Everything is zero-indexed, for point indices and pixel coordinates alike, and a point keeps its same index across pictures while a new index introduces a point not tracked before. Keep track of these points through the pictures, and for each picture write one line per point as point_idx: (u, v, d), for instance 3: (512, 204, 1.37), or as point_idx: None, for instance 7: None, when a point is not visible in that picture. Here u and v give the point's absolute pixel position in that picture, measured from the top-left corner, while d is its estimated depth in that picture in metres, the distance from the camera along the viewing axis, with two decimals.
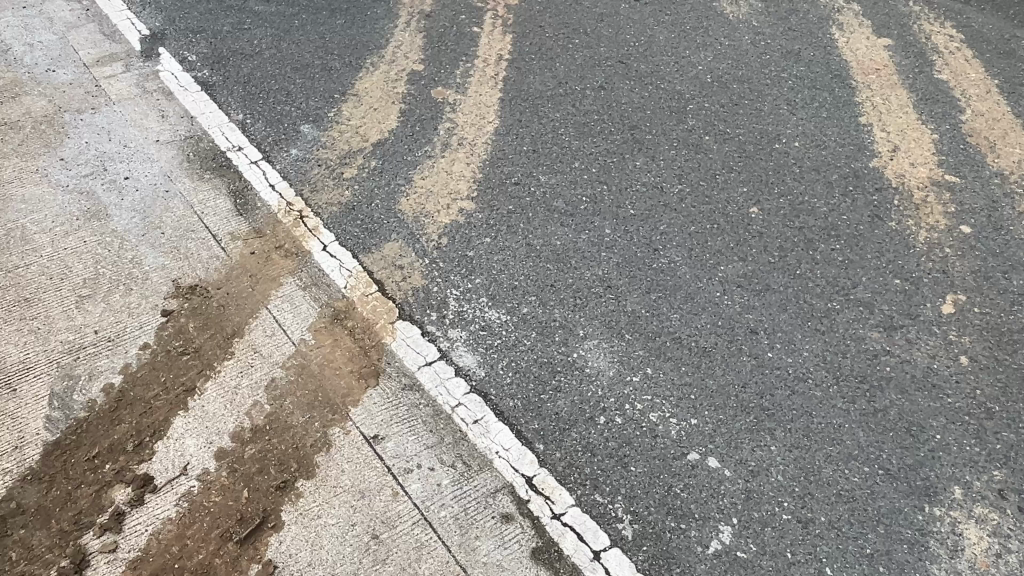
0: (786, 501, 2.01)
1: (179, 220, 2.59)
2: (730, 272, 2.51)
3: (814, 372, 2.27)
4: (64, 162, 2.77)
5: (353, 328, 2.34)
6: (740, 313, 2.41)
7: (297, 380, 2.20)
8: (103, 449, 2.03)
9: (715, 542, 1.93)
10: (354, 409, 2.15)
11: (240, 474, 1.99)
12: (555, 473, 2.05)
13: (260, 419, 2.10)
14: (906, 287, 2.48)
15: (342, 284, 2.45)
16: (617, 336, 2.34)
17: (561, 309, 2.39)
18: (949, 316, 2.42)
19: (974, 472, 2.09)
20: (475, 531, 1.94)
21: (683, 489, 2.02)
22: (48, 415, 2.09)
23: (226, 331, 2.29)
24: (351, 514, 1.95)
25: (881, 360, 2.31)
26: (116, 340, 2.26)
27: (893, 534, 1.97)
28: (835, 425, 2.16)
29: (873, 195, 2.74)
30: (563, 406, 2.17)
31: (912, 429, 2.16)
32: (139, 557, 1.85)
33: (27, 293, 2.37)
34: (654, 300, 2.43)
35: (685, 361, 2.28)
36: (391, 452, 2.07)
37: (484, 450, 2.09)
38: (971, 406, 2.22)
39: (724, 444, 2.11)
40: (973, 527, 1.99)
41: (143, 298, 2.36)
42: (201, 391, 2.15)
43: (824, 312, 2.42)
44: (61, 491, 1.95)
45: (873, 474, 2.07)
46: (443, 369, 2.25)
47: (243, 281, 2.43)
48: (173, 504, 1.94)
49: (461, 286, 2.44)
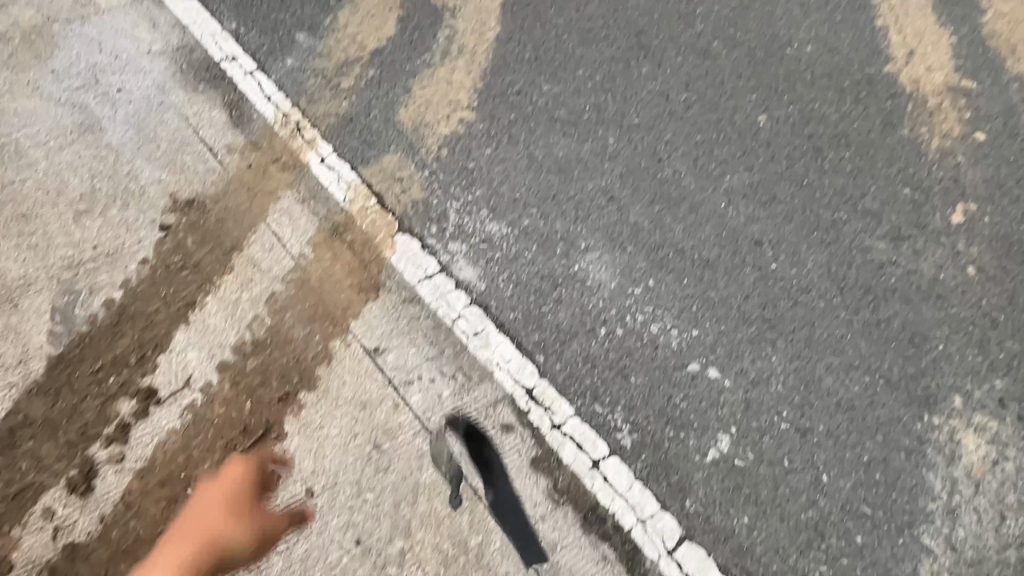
0: (785, 411, 2.02)
1: (174, 133, 2.54)
2: (736, 183, 2.46)
3: (817, 284, 2.25)
4: (56, 75, 2.67)
5: (353, 242, 2.31)
6: (745, 225, 2.37)
7: (298, 293, 2.18)
8: (106, 362, 2.04)
9: (714, 450, 1.97)
10: (355, 322, 2.14)
11: (242, 386, 2.02)
12: (555, 385, 2.05)
13: (260, 332, 2.10)
14: (915, 197, 2.43)
15: (341, 196, 2.40)
16: (619, 248, 2.31)
17: (563, 222, 2.35)
18: (959, 226, 2.38)
19: (975, 381, 2.08)
20: (475, 442, 1.98)
21: (683, 399, 2.03)
22: (52, 329, 2.10)
23: (224, 247, 2.26)
24: (353, 425, 1.98)
25: (887, 271, 2.28)
26: (115, 255, 2.24)
27: (891, 443, 1.98)
28: (837, 336, 2.15)
29: (885, 102, 2.61)
30: (563, 318, 2.17)
31: (915, 339, 2.15)
32: (146, 467, 1.92)
33: (25, 209, 2.35)
34: (658, 212, 2.39)
35: (687, 273, 2.26)
36: (391, 364, 2.07)
37: (486, 362, 2.09)
38: (975, 316, 2.20)
39: (724, 355, 2.11)
40: (971, 435, 2.00)
41: (140, 213, 2.33)
42: (201, 305, 2.14)
43: (830, 223, 2.38)
44: (67, 404, 1.98)
45: (874, 383, 2.07)
46: (443, 282, 2.22)
47: (241, 194, 2.39)
48: (177, 416, 1.98)
49: (461, 199, 2.39)
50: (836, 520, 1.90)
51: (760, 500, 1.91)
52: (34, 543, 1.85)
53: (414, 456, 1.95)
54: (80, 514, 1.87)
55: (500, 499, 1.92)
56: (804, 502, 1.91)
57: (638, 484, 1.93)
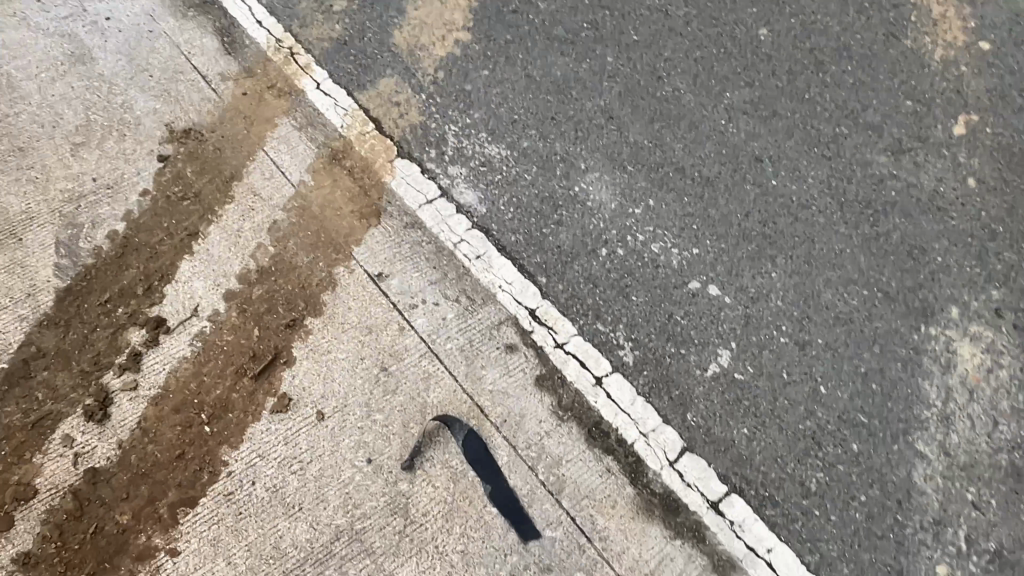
0: (784, 325, 2.04)
1: (166, 62, 2.50)
2: (736, 100, 2.44)
3: (817, 199, 2.25)
4: (42, 4, 2.63)
5: (352, 168, 2.30)
6: (745, 142, 2.36)
7: (299, 221, 2.19)
8: (114, 294, 2.04)
9: (714, 365, 1.98)
10: (357, 248, 2.15)
11: (249, 314, 2.02)
12: (558, 305, 2.08)
13: (264, 260, 2.11)
14: (917, 109, 2.41)
15: (338, 122, 2.40)
16: (620, 168, 2.31)
17: (562, 143, 2.35)
18: (960, 138, 2.36)
19: (972, 292, 2.11)
20: (480, 361, 1.99)
21: (684, 316, 2.06)
22: (57, 262, 2.09)
23: (224, 176, 2.26)
24: (360, 348, 1.99)
25: (887, 185, 2.28)
26: (116, 187, 2.24)
27: (888, 353, 2.01)
28: (836, 251, 2.17)
29: (889, 11, 2.59)
30: (564, 239, 2.18)
31: (914, 252, 2.17)
32: (160, 393, 1.91)
33: (21, 143, 2.33)
34: (658, 131, 2.38)
35: (688, 191, 2.26)
36: (395, 288, 2.09)
37: (488, 284, 2.12)
38: (974, 228, 2.21)
39: (724, 272, 2.13)
40: (967, 345, 2.03)
41: (137, 144, 2.32)
42: (204, 235, 2.15)
43: (831, 138, 2.37)
44: (78, 334, 1.98)
45: (873, 297, 2.10)
46: (444, 206, 2.24)
47: (238, 123, 2.37)
48: (187, 344, 1.97)
49: (460, 122, 2.39)
50: (833, 430, 1.90)
51: (759, 412, 1.92)
52: (56, 468, 1.81)
53: (420, 378, 1.96)
54: (99, 440, 1.84)
55: (505, 416, 1.92)
56: (802, 412, 1.92)
57: (641, 399, 1.95)
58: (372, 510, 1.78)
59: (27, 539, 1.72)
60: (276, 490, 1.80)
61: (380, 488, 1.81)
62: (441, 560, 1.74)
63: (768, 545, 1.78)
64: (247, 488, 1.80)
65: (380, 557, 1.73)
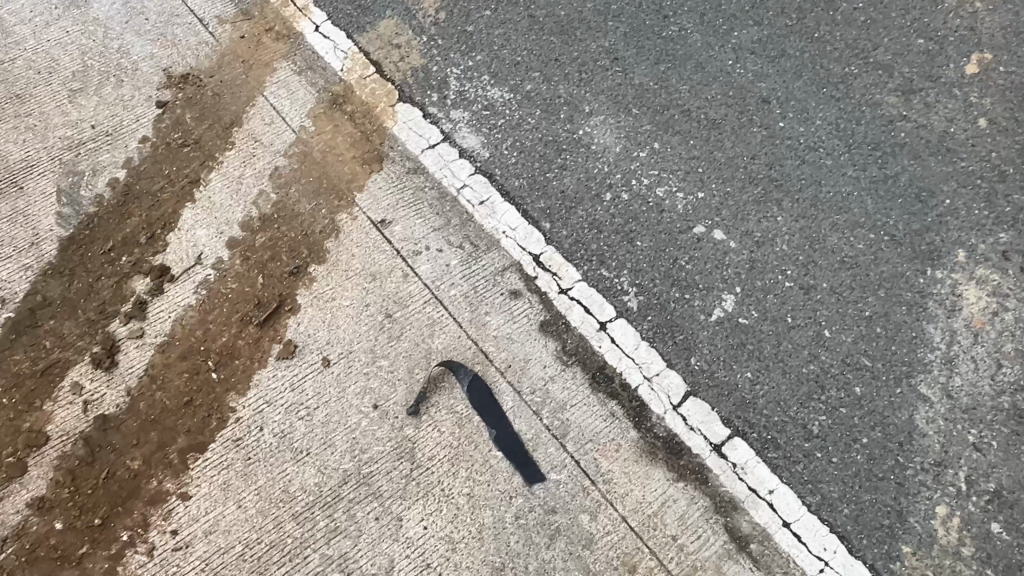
0: (789, 270, 2.04)
1: (162, 5, 2.45)
2: (744, 39, 2.39)
3: (825, 142, 2.22)
4: None
5: (353, 114, 2.28)
6: (753, 83, 2.32)
7: (301, 167, 2.17)
8: (117, 242, 2.04)
9: (718, 310, 1.98)
10: (359, 195, 2.13)
11: (253, 262, 2.02)
12: (562, 251, 2.08)
13: (267, 208, 2.10)
14: (929, 48, 2.36)
15: (338, 66, 2.36)
16: (624, 111, 2.27)
17: (566, 86, 2.31)
18: (973, 78, 2.32)
19: (980, 235, 2.09)
20: (485, 308, 2.00)
21: (689, 261, 2.05)
22: (59, 211, 2.09)
23: (224, 122, 2.23)
24: (364, 296, 1.99)
25: (897, 126, 2.24)
26: (115, 134, 2.21)
27: (893, 297, 2.00)
28: (843, 194, 2.14)
29: None
30: (568, 184, 2.16)
31: (922, 195, 2.14)
32: (166, 341, 1.92)
33: (18, 90, 2.30)
34: (664, 72, 2.34)
35: (694, 134, 2.23)
36: (399, 235, 2.08)
37: (492, 230, 2.11)
38: (983, 170, 2.18)
39: (730, 216, 2.11)
40: (972, 288, 2.02)
41: (135, 90, 2.29)
42: (206, 183, 2.13)
43: (840, 78, 2.32)
44: (83, 284, 1.98)
45: (879, 241, 2.08)
46: (447, 151, 2.21)
47: (236, 68, 2.34)
48: (192, 292, 1.98)
49: (462, 64, 2.34)
50: (836, 373, 1.90)
51: (763, 355, 1.93)
52: (66, 416, 1.83)
53: (424, 324, 1.97)
54: (108, 388, 1.86)
55: (510, 362, 1.93)
56: (805, 356, 1.92)
57: (645, 344, 1.96)
58: (379, 455, 1.80)
59: (41, 485, 1.75)
60: (284, 436, 1.82)
61: (386, 434, 1.83)
62: (448, 503, 1.75)
63: (769, 487, 1.80)
64: (255, 433, 1.82)
65: (387, 500, 1.75)
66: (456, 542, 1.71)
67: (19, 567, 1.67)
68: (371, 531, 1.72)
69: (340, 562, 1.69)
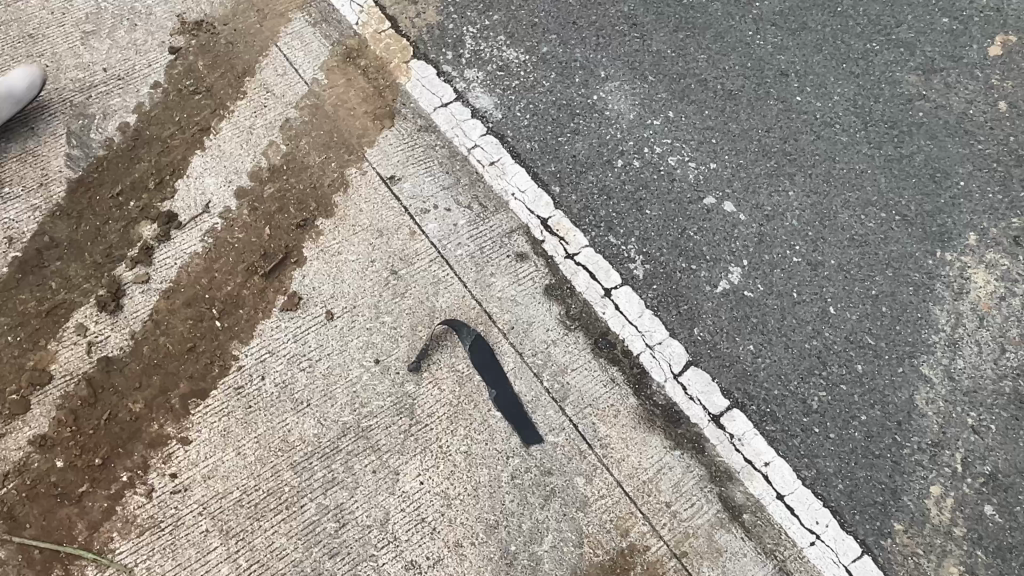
0: (798, 245, 2.02)
1: None
2: (766, 11, 2.37)
3: (842, 118, 2.20)
4: None
5: (367, 69, 2.26)
6: (772, 54, 2.29)
7: (312, 121, 2.15)
8: (126, 187, 2.03)
9: (724, 282, 1.98)
10: (370, 150, 2.12)
11: (261, 213, 2.01)
12: (570, 216, 2.07)
13: (277, 159, 2.09)
14: (952, 28, 2.34)
15: (353, 19, 2.33)
16: (640, 78, 2.25)
17: (582, 50, 2.29)
18: (996, 59, 2.29)
19: (992, 219, 2.07)
20: (490, 269, 1.99)
21: (697, 232, 2.04)
22: (69, 153, 2.08)
23: (236, 71, 2.22)
24: (370, 251, 1.99)
25: (915, 106, 2.22)
26: (126, 78, 2.20)
27: (900, 278, 1.99)
28: (857, 171, 2.12)
29: None
30: (580, 149, 2.15)
31: (936, 176, 2.12)
32: (171, 287, 1.92)
33: (30, 30, 2.28)
34: (682, 40, 2.31)
35: (709, 105, 2.21)
36: (407, 193, 2.07)
37: (501, 192, 2.10)
38: (1000, 154, 2.16)
39: (741, 188, 2.09)
40: (981, 272, 2.01)
41: (148, 35, 2.27)
42: (216, 132, 2.12)
43: (861, 54, 2.29)
44: (91, 227, 1.98)
45: (889, 220, 2.06)
46: (459, 110, 2.20)
47: (251, 16, 2.32)
48: (199, 240, 1.98)
49: (478, 24, 2.32)
50: (838, 350, 1.90)
51: (767, 329, 1.92)
52: (70, 356, 1.84)
53: (429, 283, 1.96)
54: (112, 330, 1.87)
55: (513, 324, 1.93)
56: (809, 331, 1.92)
57: (649, 312, 1.96)
58: (379, 410, 1.81)
59: (43, 423, 1.76)
60: (285, 386, 1.83)
61: (387, 389, 1.84)
62: (445, 460, 1.76)
63: (765, 459, 1.81)
64: (256, 383, 1.83)
65: (385, 454, 1.77)
66: (452, 498, 1.73)
67: (19, 502, 1.69)
68: (368, 483, 1.74)
69: (335, 513, 1.71)
